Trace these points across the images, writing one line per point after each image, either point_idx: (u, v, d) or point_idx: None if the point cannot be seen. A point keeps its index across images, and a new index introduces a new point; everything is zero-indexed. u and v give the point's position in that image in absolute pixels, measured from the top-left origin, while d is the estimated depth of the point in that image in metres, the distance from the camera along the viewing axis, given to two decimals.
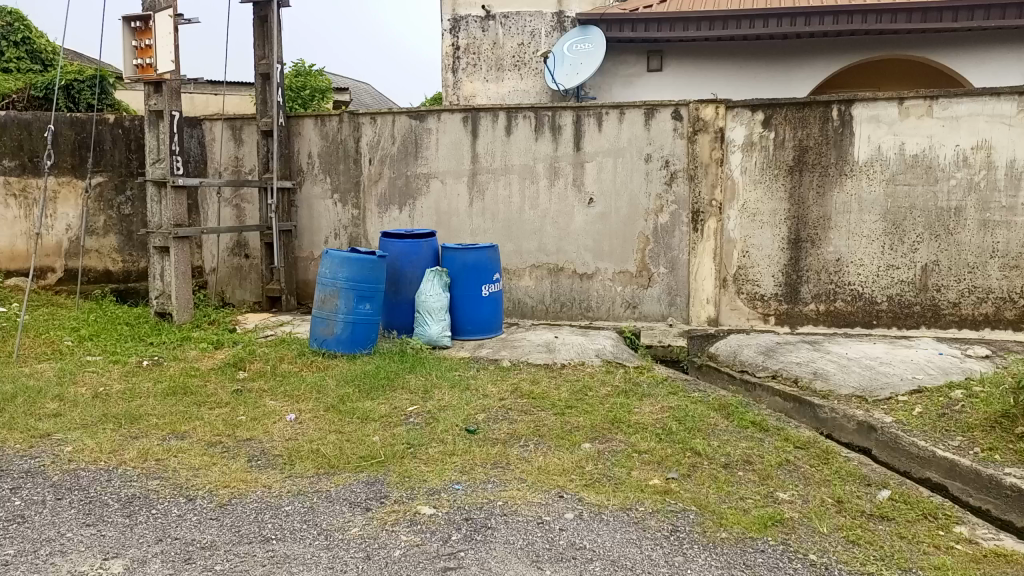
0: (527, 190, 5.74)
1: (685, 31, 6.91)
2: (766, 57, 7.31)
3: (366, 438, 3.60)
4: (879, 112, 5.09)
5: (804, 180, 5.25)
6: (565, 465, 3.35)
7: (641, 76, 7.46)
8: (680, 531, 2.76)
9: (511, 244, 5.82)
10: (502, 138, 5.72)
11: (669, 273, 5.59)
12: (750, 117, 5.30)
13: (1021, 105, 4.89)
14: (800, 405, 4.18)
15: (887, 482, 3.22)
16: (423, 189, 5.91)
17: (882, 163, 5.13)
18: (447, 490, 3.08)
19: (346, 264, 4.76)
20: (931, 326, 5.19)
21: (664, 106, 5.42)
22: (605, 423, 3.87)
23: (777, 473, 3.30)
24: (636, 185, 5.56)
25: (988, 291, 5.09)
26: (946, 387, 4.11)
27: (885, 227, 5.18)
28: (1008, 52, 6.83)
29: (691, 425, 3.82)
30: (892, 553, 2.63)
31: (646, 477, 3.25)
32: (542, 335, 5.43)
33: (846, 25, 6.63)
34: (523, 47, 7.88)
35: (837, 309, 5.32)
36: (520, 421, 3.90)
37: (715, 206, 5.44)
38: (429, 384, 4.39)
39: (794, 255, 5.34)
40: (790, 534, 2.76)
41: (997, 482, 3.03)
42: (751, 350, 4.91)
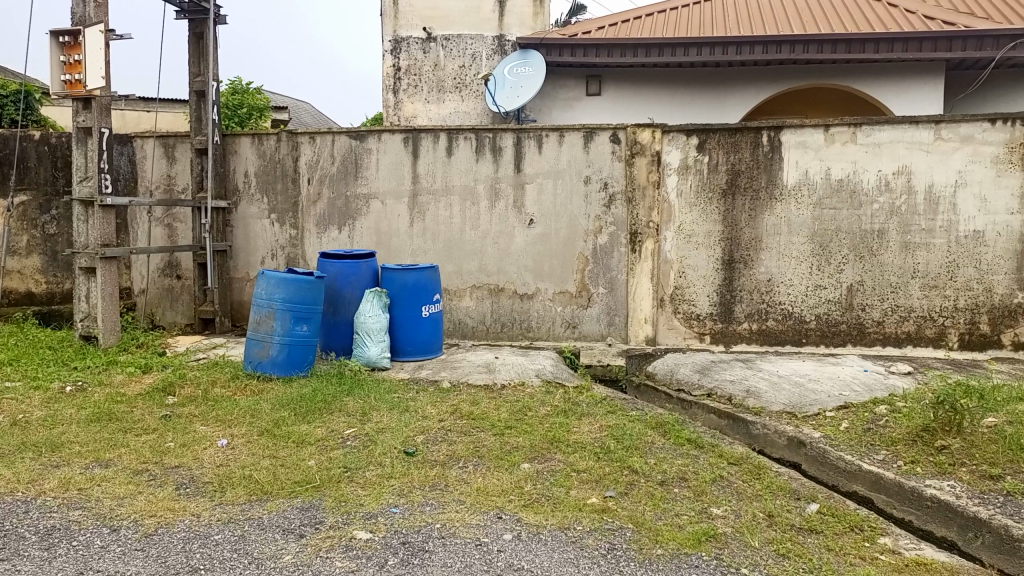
0: (468, 211, 5.76)
1: (623, 57, 7.08)
2: (700, 84, 7.54)
3: (301, 463, 3.53)
4: (806, 138, 5.30)
5: (737, 203, 5.42)
6: (504, 485, 3.35)
7: (580, 100, 7.60)
8: (617, 550, 2.79)
9: (452, 265, 5.83)
10: (443, 159, 5.73)
11: (608, 293, 5.68)
12: (685, 142, 5.45)
13: (937, 133, 5.14)
14: (733, 422, 4.27)
15: (815, 496, 3.32)
16: (363, 209, 5.87)
17: (810, 187, 5.34)
18: (384, 514, 3.04)
19: (283, 284, 4.68)
20: (857, 343, 5.39)
21: (602, 130, 5.53)
22: (544, 443, 3.88)
23: (711, 489, 3.36)
24: (575, 207, 5.65)
25: (910, 310, 5.31)
26: (870, 402, 4.26)
27: (812, 248, 5.37)
28: (926, 83, 7.17)
29: (629, 443, 3.87)
30: (820, 565, 2.70)
31: (584, 496, 3.27)
32: (482, 355, 5.43)
33: (775, 54, 6.89)
34: (464, 70, 7.94)
35: (768, 327, 5.48)
36: (459, 443, 3.88)
37: (653, 228, 5.56)
38: (367, 406, 4.34)
39: (728, 276, 5.49)
40: (723, 548, 2.81)
41: (918, 493, 3.14)
42: (687, 368, 5.02)
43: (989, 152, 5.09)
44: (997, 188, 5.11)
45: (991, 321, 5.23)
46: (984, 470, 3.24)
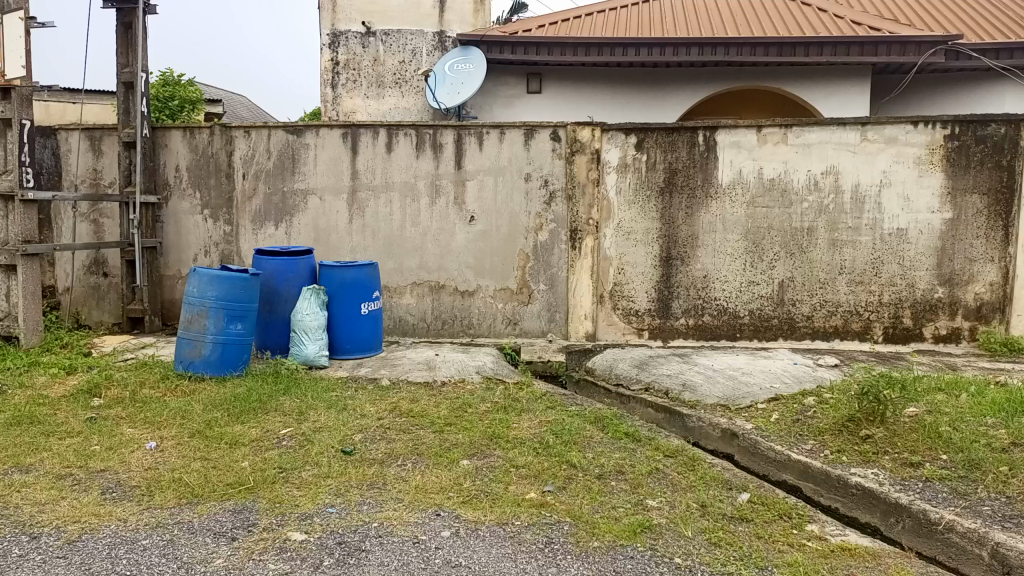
0: (408, 207, 5.72)
1: (563, 56, 7.14)
2: (639, 83, 7.65)
3: (234, 464, 3.46)
4: (739, 138, 5.44)
5: (674, 201, 5.52)
6: (443, 482, 3.34)
7: (521, 97, 7.63)
8: (555, 543, 2.81)
9: (392, 262, 5.78)
10: (382, 155, 5.68)
11: (548, 290, 5.72)
12: (624, 140, 5.52)
13: (864, 134, 5.33)
14: (670, 415, 4.36)
15: (746, 486, 3.41)
16: (301, 206, 5.77)
17: (743, 186, 5.47)
18: (320, 515, 3.00)
19: (215, 282, 4.57)
20: (788, 337, 5.56)
21: (542, 127, 5.56)
22: (483, 440, 3.89)
23: (647, 482, 3.42)
24: (516, 204, 5.67)
25: (838, 305, 5.50)
26: (800, 394, 4.40)
27: (746, 245, 5.52)
28: (853, 86, 7.42)
29: (567, 438, 3.91)
30: (750, 553, 2.77)
31: (522, 491, 3.29)
32: (423, 353, 5.41)
33: (710, 56, 7.05)
34: (404, 66, 7.88)
35: (704, 323, 5.61)
36: (398, 441, 3.85)
37: (592, 225, 5.62)
38: (304, 405, 4.27)
39: (665, 272, 5.59)
40: (657, 539, 2.87)
41: (844, 482, 3.26)
42: (626, 364, 5.09)
43: (912, 152, 5.29)
44: (919, 188, 5.32)
45: (914, 315, 5.44)
46: (905, 458, 3.39)
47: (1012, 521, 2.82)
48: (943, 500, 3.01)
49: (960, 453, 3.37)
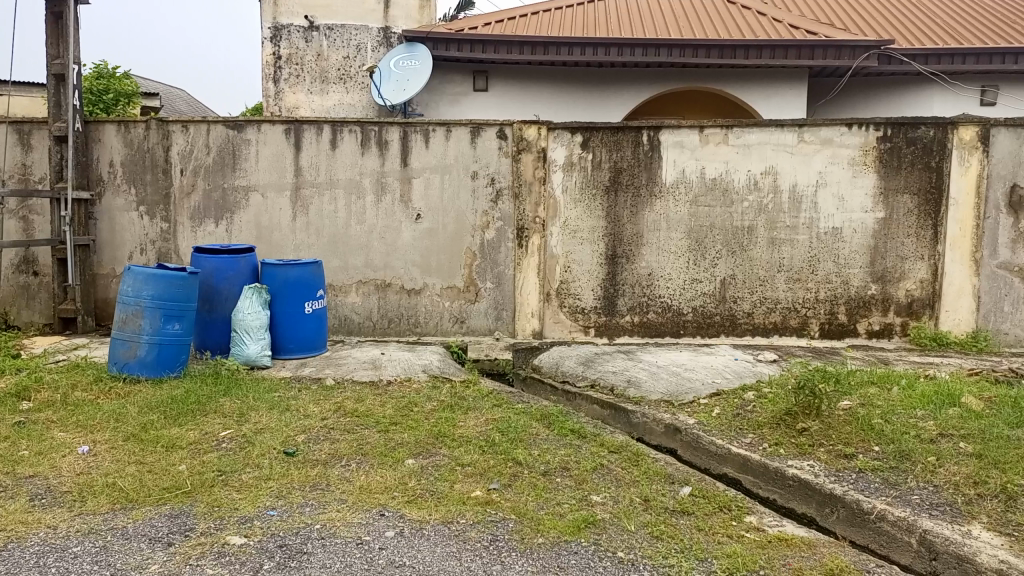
0: (353, 205, 5.65)
1: (509, 54, 7.15)
2: (585, 83, 7.72)
3: (171, 468, 3.37)
4: (682, 138, 5.53)
5: (619, 200, 5.59)
6: (387, 482, 3.32)
7: (467, 95, 7.63)
8: (500, 541, 2.82)
9: (337, 260, 5.70)
10: (326, 152, 5.60)
11: (495, 288, 5.72)
12: (570, 139, 5.56)
13: (801, 135, 5.48)
14: (615, 412, 4.41)
15: (688, 479, 3.48)
16: (242, 202, 5.65)
17: (686, 185, 5.57)
18: (261, 517, 2.94)
19: (151, 280, 4.44)
20: (729, 333, 5.68)
21: (489, 125, 5.56)
22: (429, 438, 3.87)
23: (592, 477, 3.46)
24: (462, 202, 5.65)
25: (777, 302, 5.64)
26: (740, 389, 4.51)
27: (689, 243, 5.62)
28: (791, 89, 7.62)
29: (513, 436, 3.92)
30: (690, 545, 2.82)
31: (468, 489, 3.28)
32: (368, 352, 5.35)
33: (654, 57, 7.16)
34: (349, 61, 7.79)
35: (649, 320, 5.69)
36: (342, 441, 3.80)
37: (539, 223, 5.65)
38: (245, 407, 4.18)
39: (611, 270, 5.65)
40: (601, 534, 2.90)
41: (781, 474, 3.35)
42: (572, 361, 5.13)
43: (847, 154, 5.46)
44: (853, 188, 5.50)
45: (848, 311, 5.62)
46: (839, 449, 3.50)
47: (938, 508, 2.94)
48: (875, 490, 3.12)
49: (891, 444, 3.49)
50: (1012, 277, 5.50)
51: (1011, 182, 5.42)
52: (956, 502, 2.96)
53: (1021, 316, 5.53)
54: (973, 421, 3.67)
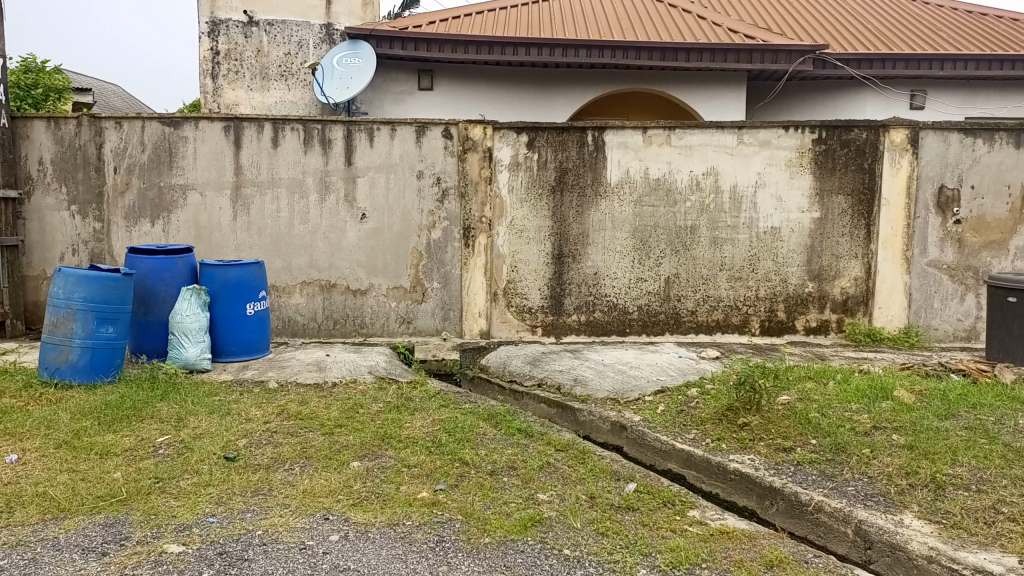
0: (296, 204, 5.56)
1: (454, 53, 7.12)
2: (530, 83, 7.75)
3: (105, 476, 3.25)
4: (626, 139, 5.59)
5: (565, 200, 5.62)
6: (332, 485, 3.27)
7: (411, 94, 7.58)
8: (446, 541, 2.80)
9: (280, 261, 5.60)
10: (268, 150, 5.49)
11: (442, 288, 5.70)
12: (515, 139, 5.57)
13: (740, 137, 5.61)
14: (562, 410, 4.44)
15: (633, 476, 3.52)
16: (180, 202, 5.50)
17: (631, 185, 5.64)
18: (200, 525, 2.86)
19: (83, 282, 4.28)
20: (674, 331, 5.77)
21: (434, 124, 5.53)
22: (375, 440, 3.83)
23: (538, 476, 3.47)
24: (408, 202, 5.61)
25: (720, 300, 5.76)
26: (683, 385, 4.59)
27: (634, 243, 5.69)
28: (731, 91, 7.79)
29: (460, 436, 3.91)
30: (635, 540, 2.86)
31: (414, 491, 3.26)
32: (313, 353, 5.27)
33: (598, 58, 7.23)
34: (290, 58, 7.65)
35: (595, 319, 5.74)
36: (285, 444, 3.73)
37: (485, 223, 5.64)
38: (183, 412, 4.07)
39: (557, 269, 5.69)
40: (547, 532, 2.91)
41: (724, 468, 3.42)
42: (519, 360, 5.14)
43: (784, 156, 5.61)
44: (791, 188, 5.65)
45: (787, 309, 5.77)
46: (778, 443, 3.59)
47: (872, 499, 3.04)
48: (813, 482, 3.21)
49: (828, 437, 3.60)
50: (941, 275, 5.73)
51: (939, 183, 5.64)
52: (889, 492, 3.07)
53: (950, 312, 5.77)
54: (905, 414, 3.81)
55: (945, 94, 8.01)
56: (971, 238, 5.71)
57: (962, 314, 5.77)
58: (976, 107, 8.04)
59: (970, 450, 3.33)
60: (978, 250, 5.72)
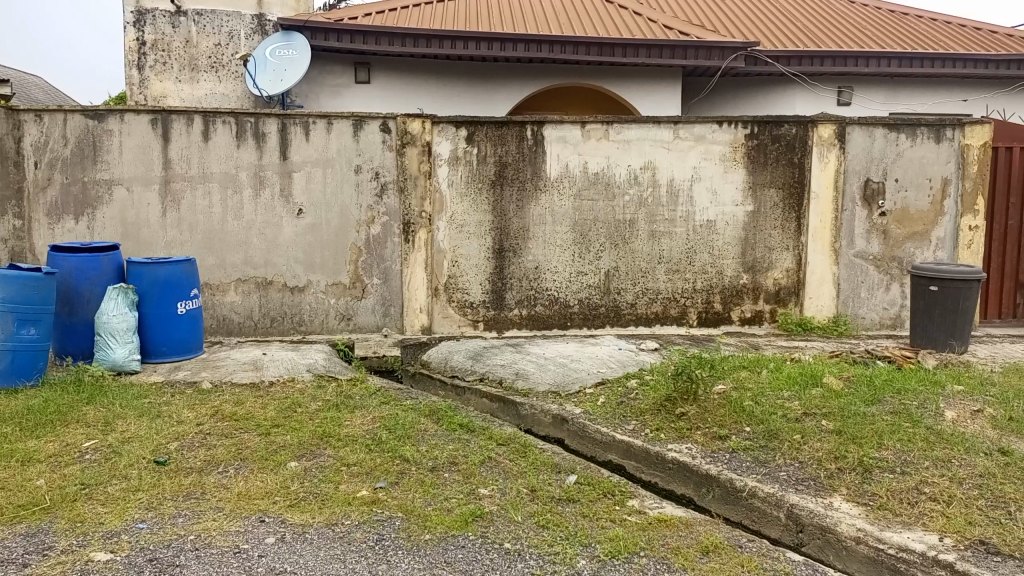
0: (229, 200, 5.41)
1: (391, 46, 7.03)
2: (469, 77, 7.72)
3: (27, 484, 3.11)
4: (565, 133, 5.62)
5: (504, 194, 5.62)
6: (268, 487, 3.20)
7: (348, 87, 7.46)
8: (386, 540, 2.77)
9: (213, 258, 5.45)
10: (198, 144, 5.33)
11: (382, 284, 5.63)
12: (454, 133, 5.54)
13: (676, 132, 5.70)
14: (504, 405, 4.45)
15: (574, 468, 3.55)
16: (105, 197, 5.30)
17: (570, 179, 5.67)
18: (129, 531, 2.77)
19: (2, 282, 4.09)
20: (614, 324, 5.84)
21: (371, 118, 5.45)
22: (313, 439, 3.76)
23: (479, 471, 3.46)
24: (346, 197, 5.52)
25: (658, 292, 5.85)
26: (623, 377, 4.64)
27: (574, 237, 5.73)
28: (667, 87, 7.91)
29: (401, 433, 3.87)
30: (575, 531, 2.88)
31: (353, 489, 3.22)
32: (249, 352, 5.14)
33: (536, 53, 7.24)
34: (220, 49, 7.43)
35: (536, 313, 5.76)
36: (218, 446, 3.63)
37: (425, 218, 5.60)
38: (110, 415, 3.93)
39: (498, 264, 5.69)
40: (488, 526, 2.91)
41: (662, 457, 3.48)
42: (460, 355, 5.12)
43: (718, 150, 5.73)
44: (725, 182, 5.77)
45: (723, 300, 5.90)
46: (714, 431, 3.66)
47: (803, 483, 3.13)
48: (747, 468, 3.29)
49: (761, 425, 3.69)
50: (868, 266, 5.93)
51: (865, 177, 5.84)
52: (819, 476, 3.17)
53: (876, 301, 5.98)
54: (833, 400, 3.93)
55: (870, 91, 8.30)
56: (896, 230, 5.93)
57: (887, 303, 6.00)
58: (900, 103, 8.35)
59: (894, 433, 3.46)
60: (902, 242, 5.94)
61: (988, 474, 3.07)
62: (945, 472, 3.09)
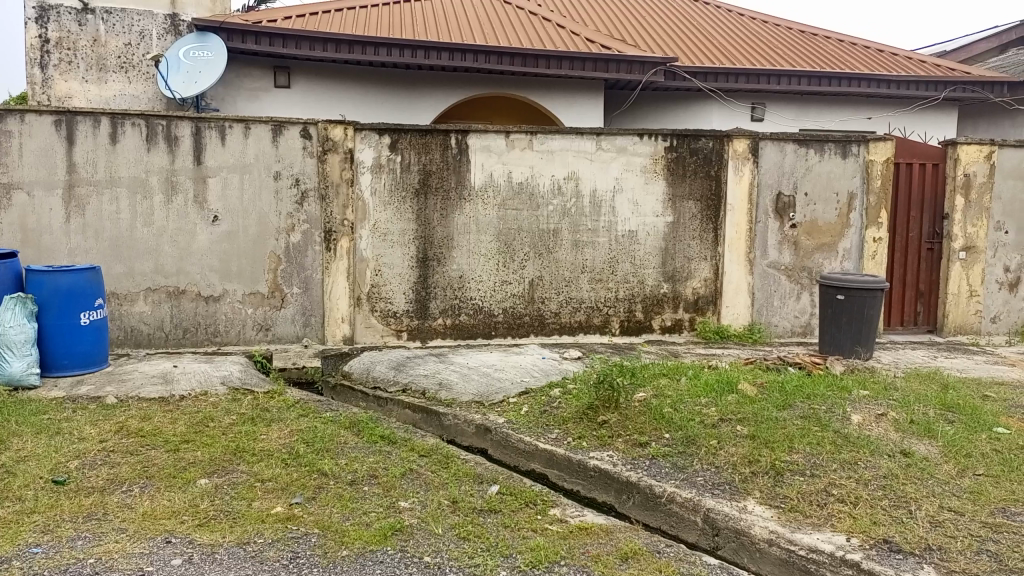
0: (139, 206, 5.19)
1: (311, 51, 6.91)
2: (392, 84, 7.65)
3: None
4: (489, 143, 5.62)
5: (428, 203, 5.58)
6: (175, 506, 3.05)
7: (267, 91, 7.29)
8: (301, 557, 2.68)
9: (120, 266, 5.21)
10: (106, 147, 5.09)
11: (303, 294, 5.50)
12: (377, 141, 5.47)
13: (599, 143, 5.79)
14: (427, 415, 4.39)
15: (496, 477, 3.52)
16: (3, 202, 5.00)
17: (494, 188, 5.68)
18: (20, 557, 2.59)
19: None
20: (538, 333, 5.85)
21: (291, 124, 5.32)
22: (225, 455, 3.62)
23: (400, 483, 3.40)
24: (264, 204, 5.37)
25: (581, 301, 5.91)
26: (547, 386, 4.65)
27: (498, 246, 5.73)
28: (590, 99, 8.04)
29: (319, 446, 3.77)
30: (496, 542, 2.86)
31: (268, 506, 3.10)
32: (158, 365, 4.92)
33: (461, 61, 7.23)
34: (131, 49, 7.13)
35: (460, 322, 5.72)
36: (122, 464, 3.45)
37: (347, 226, 5.49)
38: (4, 433, 3.68)
39: (422, 273, 5.63)
40: (408, 540, 2.86)
41: (584, 465, 3.50)
42: (383, 366, 5.02)
43: (639, 162, 5.84)
44: (646, 193, 5.89)
45: (644, 309, 6.00)
46: (634, 438, 3.71)
47: (719, 488, 3.21)
48: (666, 474, 3.34)
49: (680, 431, 3.75)
50: (780, 275, 6.15)
51: (777, 190, 6.07)
52: (734, 480, 3.25)
53: (788, 309, 6.20)
54: (747, 406, 4.04)
55: (783, 107, 8.64)
56: (806, 241, 6.16)
57: (799, 312, 6.22)
58: (809, 120, 8.72)
59: (804, 437, 3.58)
60: (812, 252, 6.18)
61: (891, 475, 3.21)
62: (852, 474, 3.21)
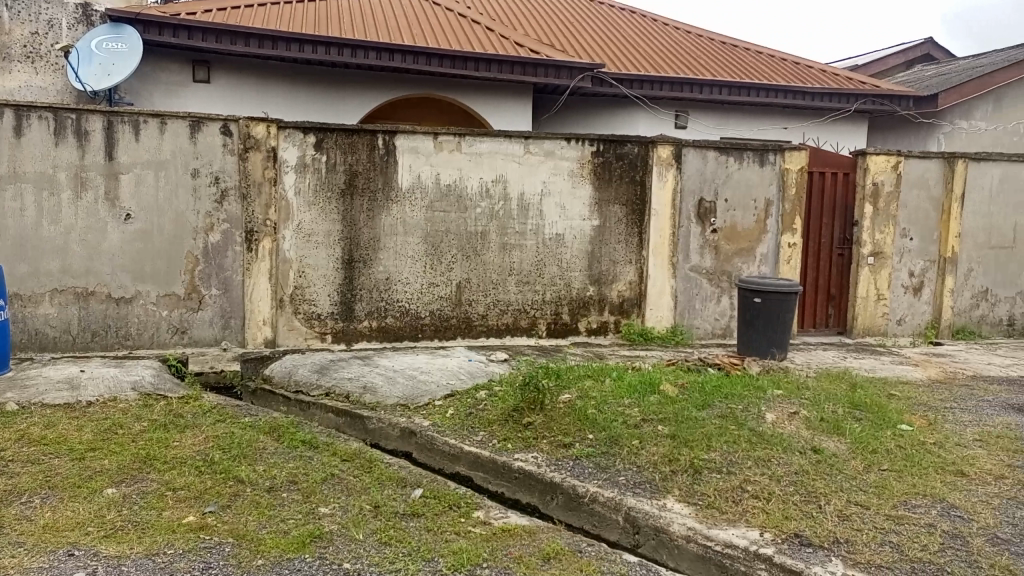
0: (45, 202, 4.94)
1: (233, 46, 6.73)
2: (317, 83, 7.52)
3: None
4: (417, 144, 5.58)
5: (354, 203, 5.49)
6: (79, 517, 2.90)
7: (186, 86, 7.06)
8: (213, 568, 2.59)
9: (24, 266, 4.94)
10: (8, 140, 4.82)
11: (222, 295, 5.33)
12: (302, 139, 5.34)
13: (527, 147, 5.82)
14: (350, 419, 4.31)
15: (420, 481, 3.48)
16: None
17: (422, 190, 5.64)
18: None
19: None
20: (465, 335, 5.83)
21: (211, 120, 5.16)
22: (134, 463, 3.47)
23: (321, 489, 3.33)
24: (181, 202, 5.19)
25: (509, 304, 5.92)
26: (473, 388, 4.64)
27: (425, 248, 5.69)
28: (518, 103, 8.09)
29: (237, 452, 3.66)
30: (418, 547, 2.83)
31: (179, 516, 2.99)
32: (64, 370, 4.68)
33: (388, 62, 7.16)
34: (38, 38, 6.77)
35: (387, 325, 5.66)
36: (21, 475, 3.26)
37: (270, 226, 5.34)
38: None
39: (347, 275, 5.54)
40: (327, 546, 2.80)
41: (509, 467, 3.50)
42: (306, 369, 4.91)
43: (567, 166, 5.91)
44: (573, 197, 5.96)
45: (571, 311, 6.06)
46: (559, 439, 3.73)
47: (640, 487, 3.26)
48: (589, 474, 3.38)
49: (603, 431, 3.79)
50: (702, 279, 6.31)
51: (699, 196, 6.23)
52: (655, 479, 3.31)
53: (709, 312, 6.37)
54: (669, 406, 4.13)
55: (705, 115, 8.88)
56: (726, 246, 6.34)
57: (719, 314, 6.40)
58: (730, 129, 8.99)
59: (722, 435, 3.67)
60: (732, 257, 6.36)
61: (802, 471, 3.33)
62: (765, 471, 3.32)
